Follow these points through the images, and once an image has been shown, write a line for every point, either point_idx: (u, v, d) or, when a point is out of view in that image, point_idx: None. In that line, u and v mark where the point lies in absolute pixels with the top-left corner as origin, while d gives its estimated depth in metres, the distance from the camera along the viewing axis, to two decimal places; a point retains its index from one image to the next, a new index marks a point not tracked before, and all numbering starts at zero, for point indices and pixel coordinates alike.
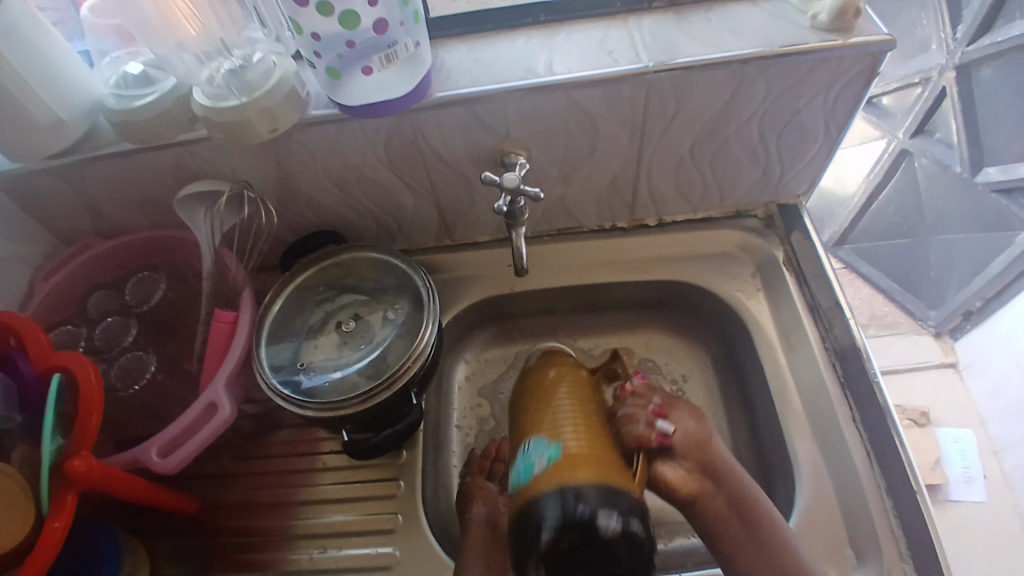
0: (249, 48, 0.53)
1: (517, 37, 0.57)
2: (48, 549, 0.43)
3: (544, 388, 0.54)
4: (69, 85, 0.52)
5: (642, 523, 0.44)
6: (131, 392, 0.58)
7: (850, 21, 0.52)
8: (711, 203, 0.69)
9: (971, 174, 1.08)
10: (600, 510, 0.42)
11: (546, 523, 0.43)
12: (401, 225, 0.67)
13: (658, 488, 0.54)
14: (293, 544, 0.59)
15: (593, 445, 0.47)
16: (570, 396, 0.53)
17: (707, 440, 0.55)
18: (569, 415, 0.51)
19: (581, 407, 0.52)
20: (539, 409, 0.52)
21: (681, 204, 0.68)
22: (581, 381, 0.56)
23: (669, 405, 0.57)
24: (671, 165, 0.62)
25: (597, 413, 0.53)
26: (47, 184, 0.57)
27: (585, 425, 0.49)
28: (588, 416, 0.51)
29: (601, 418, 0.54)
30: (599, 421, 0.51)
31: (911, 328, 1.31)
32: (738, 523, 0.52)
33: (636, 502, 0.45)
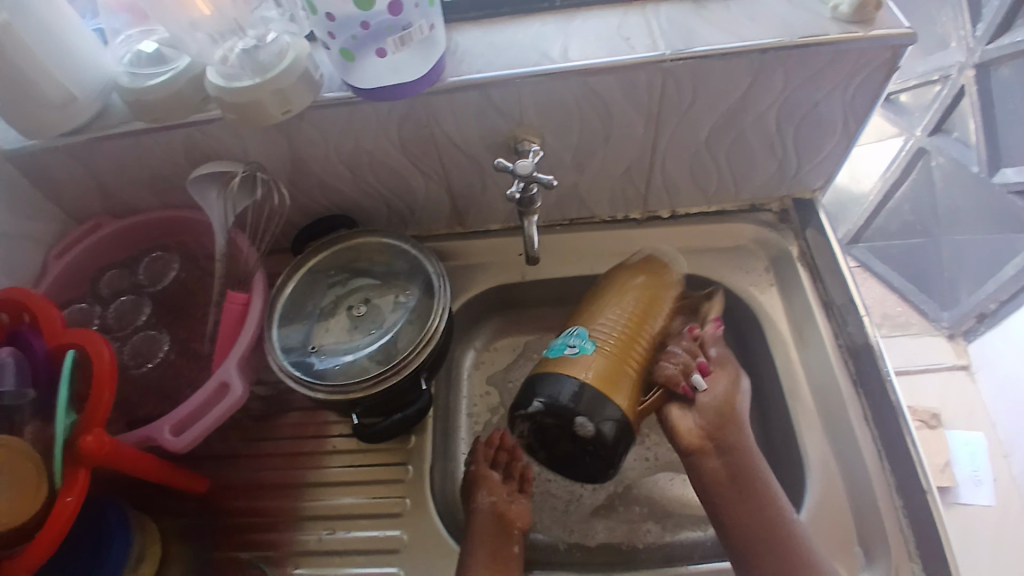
0: (263, 27, 0.52)
1: (534, 22, 0.56)
2: (59, 524, 0.43)
3: (614, 289, 0.60)
4: (83, 62, 0.53)
5: (616, 430, 0.53)
6: (144, 369, 0.59)
7: (871, 13, 0.51)
8: (725, 196, 0.68)
9: (988, 174, 1.06)
10: (587, 404, 0.53)
11: (545, 398, 0.54)
12: (412, 210, 0.66)
13: (666, 430, 0.58)
14: (301, 525, 0.59)
15: (618, 355, 0.55)
16: (634, 305, 0.58)
17: (737, 408, 0.57)
18: (609, 327, 0.57)
19: (630, 326, 0.57)
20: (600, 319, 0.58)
21: (696, 195, 0.68)
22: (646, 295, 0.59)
23: (721, 362, 0.59)
24: (686, 156, 0.62)
25: (642, 334, 0.58)
26: (61, 162, 0.57)
27: (624, 345, 0.56)
28: (633, 341, 0.57)
29: (644, 350, 0.57)
30: (640, 348, 0.57)
31: (923, 329, 1.28)
32: (735, 491, 0.54)
33: (619, 412, 0.53)
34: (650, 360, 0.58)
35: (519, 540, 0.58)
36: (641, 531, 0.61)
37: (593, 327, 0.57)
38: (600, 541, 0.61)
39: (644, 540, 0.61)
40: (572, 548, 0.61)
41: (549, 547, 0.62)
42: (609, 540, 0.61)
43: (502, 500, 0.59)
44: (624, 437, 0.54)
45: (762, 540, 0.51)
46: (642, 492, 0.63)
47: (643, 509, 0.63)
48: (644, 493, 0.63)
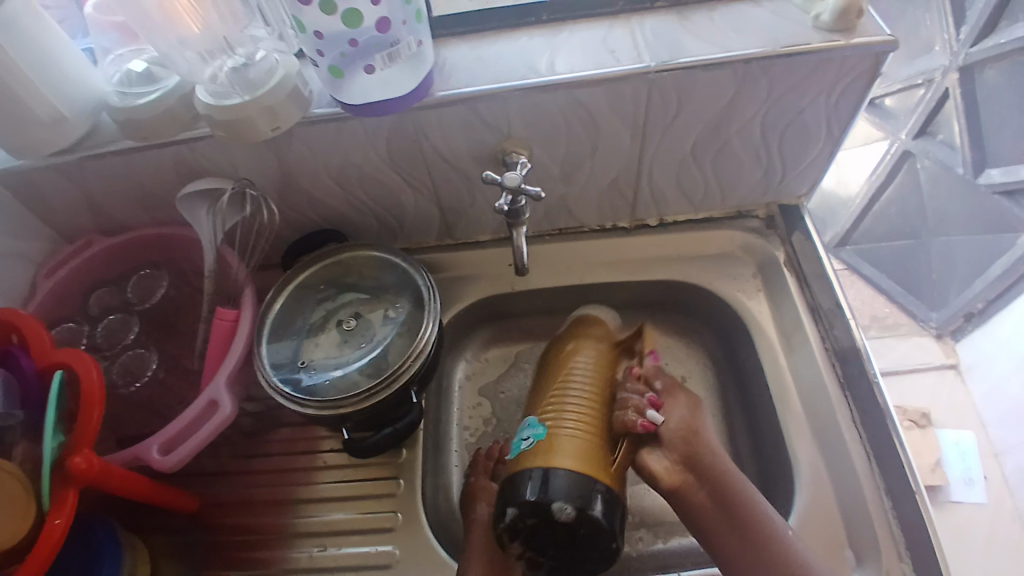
0: (252, 45, 0.53)
1: (519, 36, 0.57)
2: (48, 546, 0.43)
3: (566, 365, 0.60)
4: (73, 82, 0.53)
5: (607, 510, 0.51)
6: (131, 390, 0.59)
7: (853, 21, 0.52)
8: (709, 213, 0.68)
9: (973, 175, 1.07)
10: (564, 491, 0.50)
11: (520, 501, 0.51)
12: (402, 224, 0.67)
13: (643, 476, 0.56)
14: (292, 542, 0.59)
15: (587, 414, 0.55)
16: (586, 373, 0.59)
17: (696, 434, 0.56)
18: (573, 394, 0.57)
19: (571, 383, 0.58)
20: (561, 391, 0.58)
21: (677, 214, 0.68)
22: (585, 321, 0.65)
23: (668, 390, 0.59)
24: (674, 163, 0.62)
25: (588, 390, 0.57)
26: (51, 181, 0.57)
27: (585, 399, 0.57)
28: (585, 399, 0.56)
29: (598, 411, 0.56)
30: (598, 410, 0.56)
31: (912, 329, 1.31)
32: (722, 518, 0.53)
33: (604, 488, 0.51)
34: (597, 398, 0.57)
35: (519, 551, 0.57)
36: (633, 539, 0.62)
37: (546, 403, 0.57)
38: None
39: (637, 548, 0.61)
40: None
41: None
42: None
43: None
44: (618, 515, 0.52)
45: (755, 558, 0.51)
46: (634, 501, 0.64)
47: (636, 518, 0.63)
48: (637, 502, 0.64)
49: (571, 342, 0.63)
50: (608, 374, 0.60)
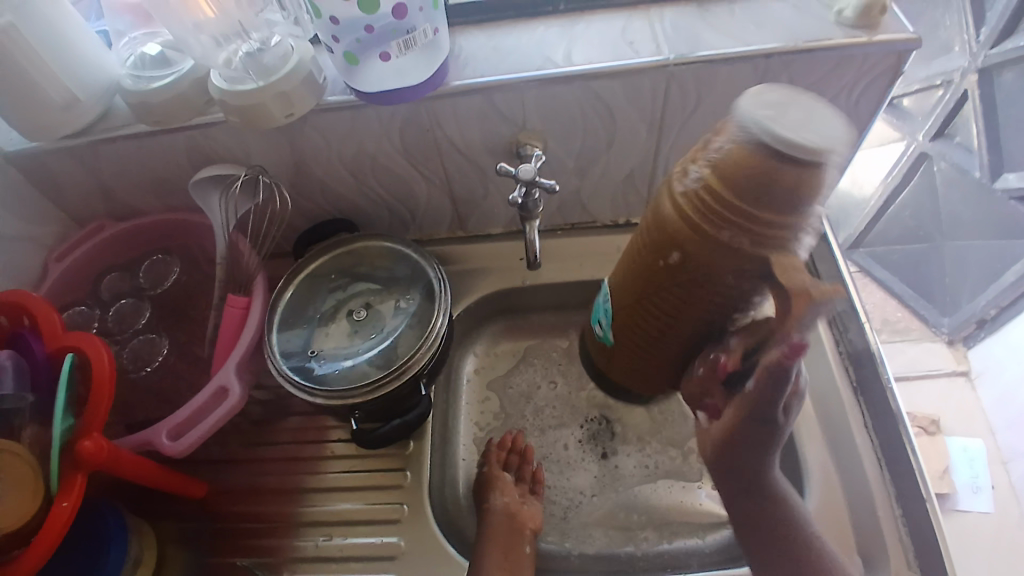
0: (267, 30, 0.52)
1: (537, 26, 0.56)
2: (55, 530, 0.43)
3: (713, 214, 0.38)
4: (89, 66, 0.52)
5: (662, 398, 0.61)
6: (141, 374, 0.60)
7: (876, 17, 0.51)
8: (834, 122, 0.36)
9: (990, 179, 1.05)
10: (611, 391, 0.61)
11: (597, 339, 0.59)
12: (414, 215, 0.66)
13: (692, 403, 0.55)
14: (298, 531, 0.59)
15: (652, 329, 0.49)
16: (682, 264, 0.42)
17: (749, 468, 0.50)
18: (732, 238, 0.38)
19: (705, 226, 0.39)
20: (697, 287, 0.43)
21: (805, 122, 0.35)
22: (724, 173, 0.37)
23: (754, 406, 0.46)
24: (801, 114, 0.36)
25: (737, 250, 0.38)
26: (62, 163, 0.57)
27: (713, 261, 0.40)
28: (701, 293, 0.43)
29: (686, 323, 0.47)
30: (710, 299, 0.44)
31: (923, 334, 1.30)
32: (750, 526, 0.52)
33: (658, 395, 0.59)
34: (721, 295, 0.43)
35: (530, 540, 0.59)
36: (639, 538, 0.61)
37: (681, 197, 0.40)
38: (598, 548, 0.61)
39: (642, 547, 0.61)
40: (572, 554, 0.61)
41: (550, 552, 0.62)
42: (608, 547, 0.61)
43: (515, 501, 0.60)
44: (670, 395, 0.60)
45: (781, 551, 0.50)
46: (639, 499, 0.63)
47: (642, 516, 0.62)
48: (642, 500, 0.63)
49: (728, 230, 0.38)
50: (772, 260, 0.38)
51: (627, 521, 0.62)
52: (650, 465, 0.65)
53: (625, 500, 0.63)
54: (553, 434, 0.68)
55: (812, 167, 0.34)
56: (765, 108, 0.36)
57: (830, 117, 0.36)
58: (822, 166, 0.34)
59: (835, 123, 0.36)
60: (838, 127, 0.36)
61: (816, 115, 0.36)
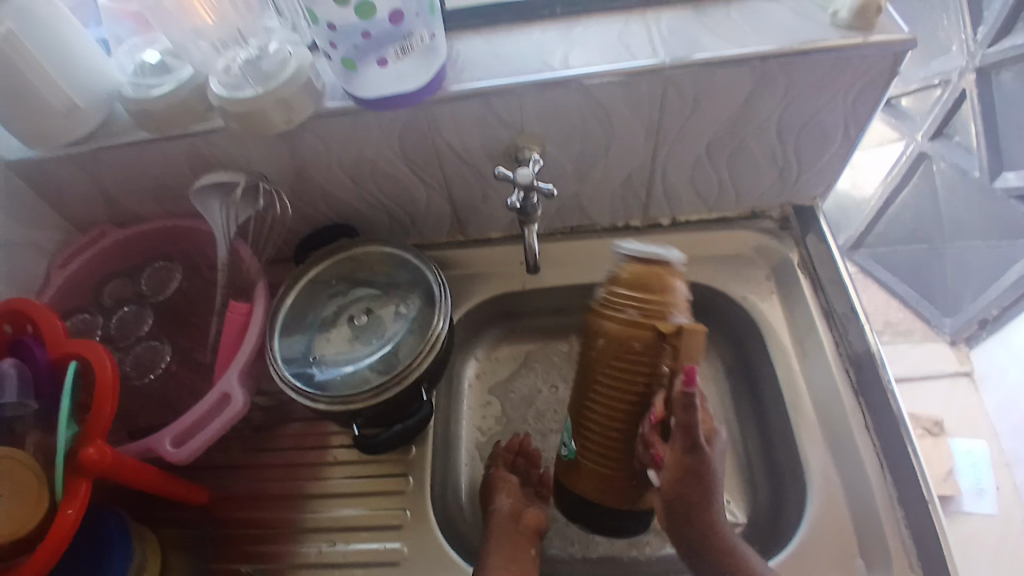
0: (264, 36, 0.53)
1: (534, 30, 0.56)
2: (56, 540, 0.43)
3: (615, 303, 0.48)
4: (88, 74, 0.53)
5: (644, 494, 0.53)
6: (145, 381, 0.59)
7: (872, 19, 0.51)
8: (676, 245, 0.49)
9: (990, 179, 1.05)
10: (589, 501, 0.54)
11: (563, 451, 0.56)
12: (414, 220, 0.66)
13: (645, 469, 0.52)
14: (300, 538, 0.59)
15: (600, 429, 0.51)
16: (606, 347, 0.49)
17: (699, 496, 0.48)
18: (632, 313, 0.47)
19: (619, 309, 0.47)
20: (623, 361, 0.49)
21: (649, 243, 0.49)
22: (628, 277, 0.47)
23: (691, 432, 0.46)
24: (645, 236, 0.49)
25: (637, 323, 0.47)
26: (64, 172, 0.57)
27: (627, 341, 0.48)
28: (630, 379, 0.49)
29: (626, 408, 0.50)
30: (642, 381, 0.49)
31: (925, 335, 1.30)
32: (703, 551, 0.49)
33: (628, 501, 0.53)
34: (646, 378, 0.49)
35: (536, 543, 0.58)
36: (642, 542, 0.61)
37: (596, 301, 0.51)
38: (601, 552, 0.61)
39: (645, 552, 0.61)
40: (575, 558, 0.61)
41: (552, 557, 0.62)
42: (610, 552, 0.61)
43: (519, 502, 0.60)
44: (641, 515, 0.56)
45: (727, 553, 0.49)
46: None
47: (644, 521, 0.62)
48: None
49: (628, 309, 0.47)
50: (661, 324, 0.46)
51: None
52: None
53: None
54: (554, 438, 0.68)
55: (662, 264, 0.47)
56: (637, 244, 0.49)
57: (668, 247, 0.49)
58: (672, 269, 0.47)
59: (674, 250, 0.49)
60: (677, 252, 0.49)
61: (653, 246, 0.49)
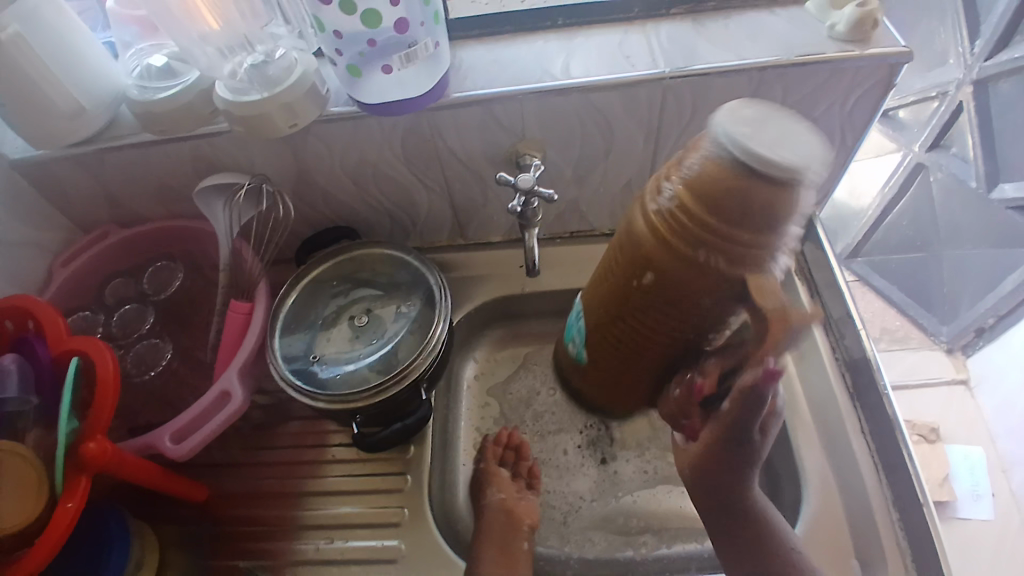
0: (271, 43, 0.54)
1: (535, 39, 0.58)
2: (59, 531, 0.43)
3: (687, 222, 0.39)
4: (95, 76, 0.54)
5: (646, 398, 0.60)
6: (145, 378, 0.60)
7: (868, 31, 0.52)
8: (814, 149, 0.36)
9: (987, 189, 1.06)
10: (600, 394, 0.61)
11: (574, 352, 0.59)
12: (414, 222, 0.67)
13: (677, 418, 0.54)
14: (298, 535, 0.59)
15: (628, 336, 0.50)
16: (665, 269, 0.42)
17: (726, 486, 0.49)
18: (709, 251, 0.39)
19: (689, 237, 0.39)
20: (677, 291, 0.43)
21: (775, 141, 0.35)
22: (698, 188, 0.37)
23: (728, 427, 0.46)
24: (773, 133, 0.36)
25: (713, 262, 0.39)
26: (69, 171, 0.58)
27: (695, 271, 0.40)
28: (681, 306, 0.44)
29: (663, 333, 0.48)
30: (693, 313, 0.44)
31: (922, 342, 1.30)
32: (716, 523, 0.52)
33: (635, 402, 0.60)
34: (699, 311, 0.44)
35: (529, 537, 0.59)
36: (638, 543, 0.62)
37: (656, 216, 0.41)
38: (598, 552, 0.62)
39: (641, 552, 0.61)
40: (571, 558, 0.62)
41: (549, 556, 0.62)
42: (607, 552, 0.62)
43: (512, 496, 0.61)
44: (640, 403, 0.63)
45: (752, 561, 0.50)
46: (636, 504, 0.64)
47: (640, 522, 0.63)
48: (639, 505, 0.64)
49: (707, 240, 0.38)
50: (745, 275, 0.39)
51: (625, 526, 0.63)
52: (649, 471, 0.65)
53: (624, 505, 0.64)
54: (553, 439, 0.68)
55: (780, 188, 0.35)
56: (743, 124, 0.36)
57: (800, 136, 0.36)
58: (790, 192, 0.35)
59: (818, 152, 0.36)
60: (820, 158, 0.36)
61: (789, 137, 0.36)
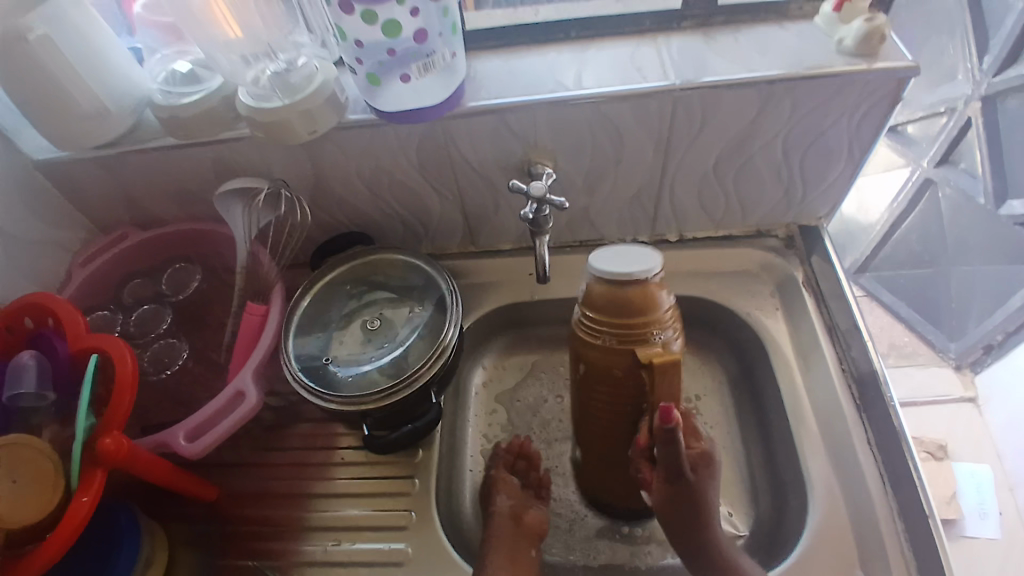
0: (294, 51, 0.55)
1: (549, 51, 0.59)
2: (72, 525, 0.44)
3: (593, 324, 0.48)
4: (121, 81, 0.56)
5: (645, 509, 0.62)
6: (161, 376, 0.61)
7: (877, 45, 0.53)
8: (640, 250, 0.49)
9: (995, 206, 1.06)
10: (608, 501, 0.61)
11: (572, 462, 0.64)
12: (426, 229, 0.68)
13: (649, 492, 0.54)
14: (306, 536, 0.60)
15: (597, 445, 0.55)
16: (588, 370, 0.51)
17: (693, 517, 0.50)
18: (608, 342, 0.48)
19: (596, 333, 0.48)
20: (608, 390, 0.50)
21: (619, 262, 0.47)
22: (595, 297, 0.48)
23: (673, 459, 0.48)
24: (621, 252, 0.48)
25: (610, 350, 0.48)
26: (92, 173, 0.60)
27: (605, 363, 0.49)
28: (615, 402, 0.51)
29: (619, 429, 0.53)
30: (625, 400, 0.51)
31: (930, 359, 1.30)
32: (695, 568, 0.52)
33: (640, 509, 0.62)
34: (630, 399, 0.50)
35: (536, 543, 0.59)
36: (643, 552, 0.62)
37: (576, 328, 0.51)
38: (603, 561, 0.62)
39: (647, 562, 0.61)
40: (576, 566, 0.62)
41: (552, 564, 0.62)
42: (612, 561, 0.62)
43: (520, 504, 0.61)
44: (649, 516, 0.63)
45: None
46: (643, 514, 0.64)
47: (646, 531, 0.63)
48: (645, 515, 0.64)
49: (605, 336, 0.48)
50: (642, 351, 0.47)
51: (630, 536, 0.63)
52: None
53: (629, 514, 0.64)
54: (559, 447, 0.68)
55: (638, 279, 0.46)
56: (604, 251, 0.49)
57: (631, 250, 0.49)
58: (644, 283, 0.47)
59: (641, 253, 0.48)
60: (647, 254, 0.48)
61: (627, 257, 0.48)
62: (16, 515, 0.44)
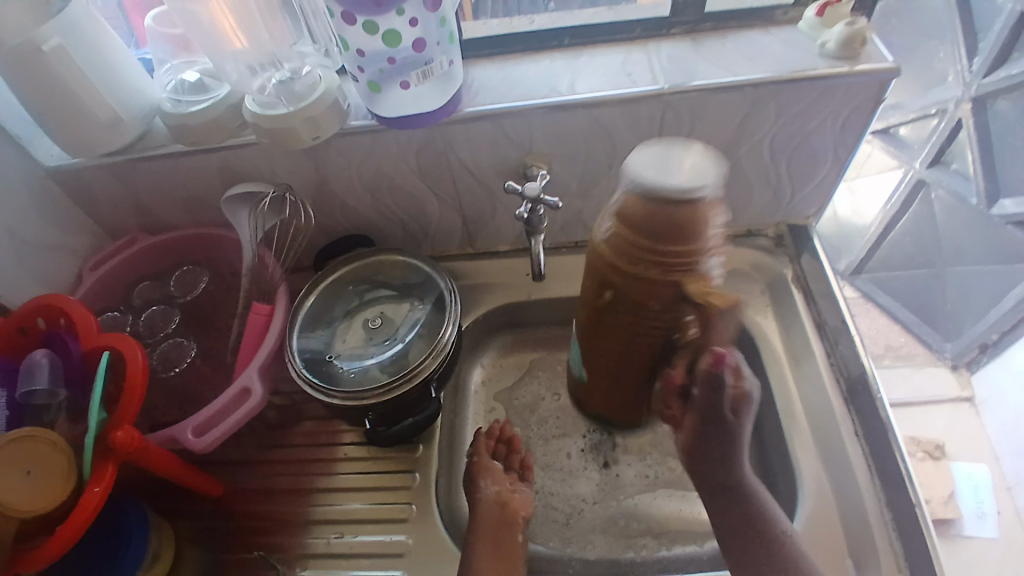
0: (299, 61, 0.58)
1: (543, 59, 0.61)
2: (85, 517, 0.45)
3: (621, 254, 0.45)
4: (130, 91, 0.58)
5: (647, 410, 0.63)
6: (170, 374, 0.63)
7: (857, 48, 0.55)
8: (699, 153, 0.41)
9: (987, 206, 1.08)
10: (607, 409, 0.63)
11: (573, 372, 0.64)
12: (426, 232, 0.70)
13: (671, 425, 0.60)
14: (309, 530, 0.61)
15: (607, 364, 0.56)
16: (611, 292, 0.48)
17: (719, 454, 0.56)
18: (645, 271, 0.44)
19: (631, 264, 0.44)
20: (636, 310, 0.47)
21: (663, 159, 0.41)
22: (632, 219, 0.42)
23: (711, 404, 0.52)
24: (663, 162, 0.41)
25: (650, 283, 0.44)
26: (102, 179, 0.62)
27: (642, 292, 0.45)
28: (643, 330, 0.49)
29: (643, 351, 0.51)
30: (659, 327, 0.48)
31: (927, 359, 1.32)
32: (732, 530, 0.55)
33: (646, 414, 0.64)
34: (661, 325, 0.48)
35: (523, 528, 0.61)
36: (639, 544, 0.63)
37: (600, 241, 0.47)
38: (599, 552, 0.63)
39: (642, 554, 0.63)
40: (572, 558, 0.63)
41: (550, 557, 0.63)
42: (608, 553, 0.63)
43: (505, 490, 0.62)
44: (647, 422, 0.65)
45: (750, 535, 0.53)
46: (639, 508, 0.65)
47: (642, 524, 0.64)
48: (642, 509, 0.65)
49: (644, 266, 0.44)
50: (689, 284, 0.44)
51: (626, 528, 0.64)
52: (650, 475, 0.67)
53: (625, 508, 0.66)
54: (556, 444, 0.70)
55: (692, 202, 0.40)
56: (649, 167, 0.41)
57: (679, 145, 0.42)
58: (699, 204, 0.40)
59: (703, 166, 0.41)
60: (707, 169, 0.40)
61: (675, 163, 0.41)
62: (11, 502, 0.45)
